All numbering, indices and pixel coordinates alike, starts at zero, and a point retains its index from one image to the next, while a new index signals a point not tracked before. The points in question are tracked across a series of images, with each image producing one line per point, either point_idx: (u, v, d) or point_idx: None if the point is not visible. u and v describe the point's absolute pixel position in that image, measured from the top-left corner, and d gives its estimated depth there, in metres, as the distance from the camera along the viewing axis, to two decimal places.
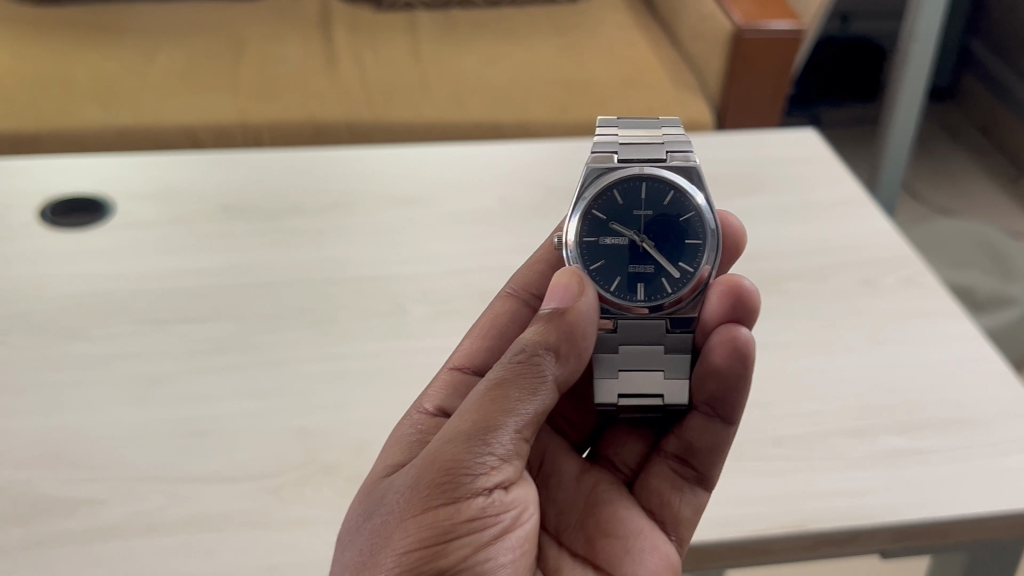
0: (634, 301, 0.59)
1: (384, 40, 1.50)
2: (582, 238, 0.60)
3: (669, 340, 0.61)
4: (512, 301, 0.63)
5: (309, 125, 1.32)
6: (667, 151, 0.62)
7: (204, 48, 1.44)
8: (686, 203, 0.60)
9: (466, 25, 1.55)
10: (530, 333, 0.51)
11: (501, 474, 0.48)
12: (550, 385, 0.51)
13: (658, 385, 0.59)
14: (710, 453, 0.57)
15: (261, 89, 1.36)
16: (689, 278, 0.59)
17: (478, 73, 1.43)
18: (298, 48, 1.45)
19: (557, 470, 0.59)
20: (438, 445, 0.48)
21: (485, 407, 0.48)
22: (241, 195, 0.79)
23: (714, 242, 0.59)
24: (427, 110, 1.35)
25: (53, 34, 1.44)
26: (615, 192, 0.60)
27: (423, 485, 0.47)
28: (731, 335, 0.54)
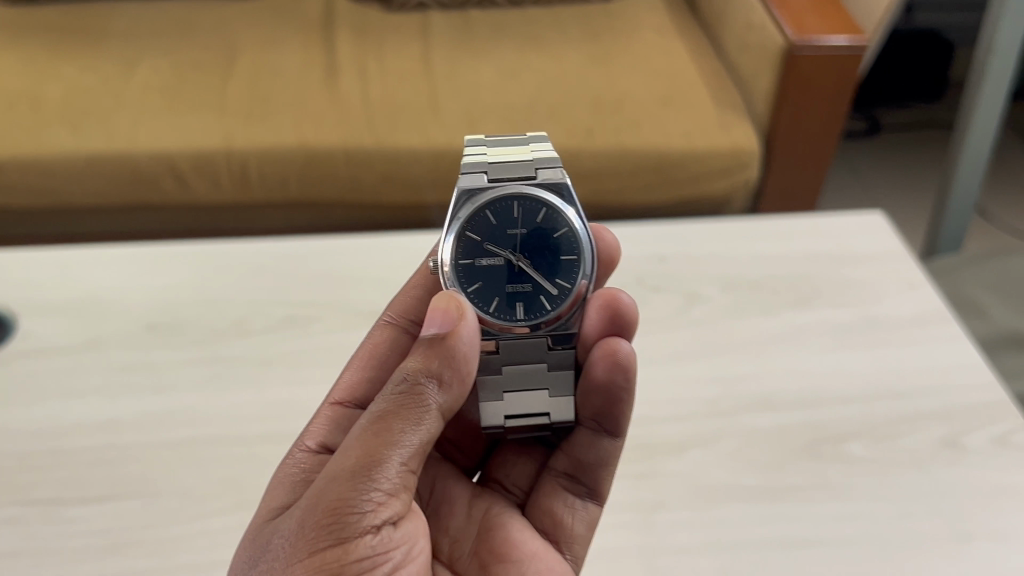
0: (515, 321, 0.65)
1: (395, 46, 1.33)
2: (459, 261, 0.64)
3: (551, 357, 0.68)
4: (392, 329, 0.70)
5: (302, 152, 1.17)
6: (536, 167, 0.69)
7: (192, 57, 1.28)
8: (559, 220, 0.66)
9: (485, 28, 1.39)
10: (411, 362, 0.54)
11: (388, 508, 0.51)
12: (433, 413, 0.54)
13: (543, 403, 0.66)
14: (596, 468, 0.64)
15: (255, 107, 1.20)
16: (567, 294, 0.65)
17: (497, 87, 1.27)
18: (297, 55, 1.29)
19: (449, 498, 0.63)
20: (325, 484, 0.50)
21: (369, 442, 0.51)
22: (171, 310, 0.80)
23: (588, 258, 0.65)
24: (436, 133, 1.19)
25: (27, 38, 1.29)
26: (486, 214, 0.65)
27: (311, 526, 0.49)
28: (609, 347, 0.62)
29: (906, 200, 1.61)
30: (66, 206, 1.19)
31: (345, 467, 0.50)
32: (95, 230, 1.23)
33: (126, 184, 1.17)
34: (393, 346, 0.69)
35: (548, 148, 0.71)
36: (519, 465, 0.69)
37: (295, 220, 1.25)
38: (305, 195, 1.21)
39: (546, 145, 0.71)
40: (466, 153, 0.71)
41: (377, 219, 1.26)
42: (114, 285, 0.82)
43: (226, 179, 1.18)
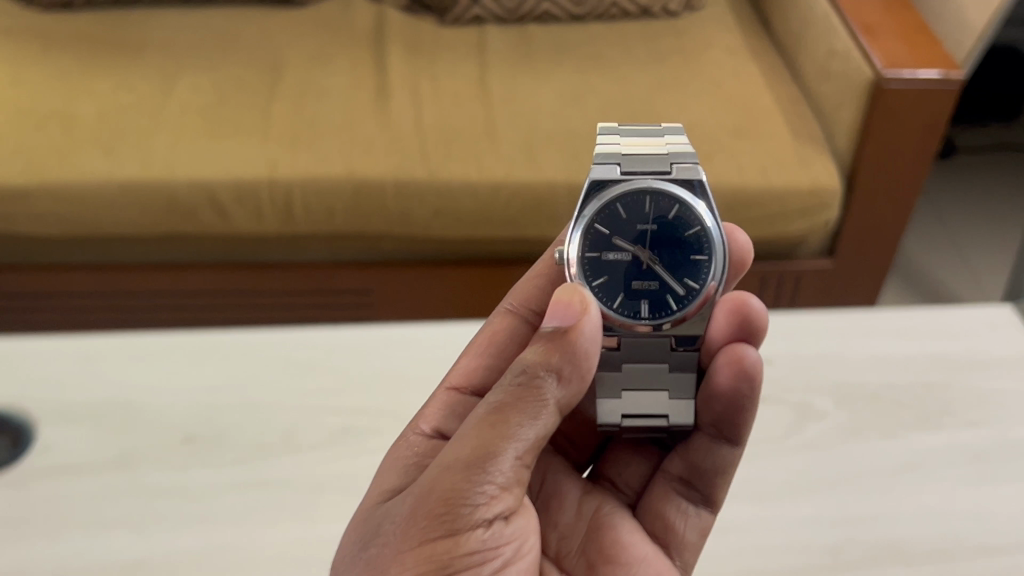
0: (638, 318, 0.68)
1: (449, 66, 1.25)
2: (587, 254, 0.68)
3: (673, 357, 0.70)
4: (512, 319, 0.73)
5: (349, 184, 1.09)
6: (671, 162, 0.70)
7: (233, 75, 1.20)
8: (690, 220, 0.68)
9: (546, 45, 1.30)
10: (532, 354, 0.56)
11: (500, 503, 0.53)
12: (551, 407, 0.56)
13: (662, 405, 0.68)
14: (712, 475, 0.67)
15: (299, 133, 1.12)
16: (694, 294, 0.68)
17: (558, 112, 1.18)
18: (346, 75, 1.21)
19: (560, 494, 0.67)
20: (439, 473, 0.53)
21: (485, 434, 0.53)
22: (209, 420, 0.76)
23: (719, 260, 0.68)
24: (492, 164, 1.11)
25: (59, 54, 1.21)
26: (617, 207, 0.69)
27: (425, 514, 0.52)
28: (736, 355, 0.65)
29: (986, 237, 1.51)
30: (96, 234, 1.11)
31: (460, 459, 0.52)
32: (125, 259, 1.14)
33: (161, 215, 1.09)
34: (512, 336, 0.73)
35: (683, 142, 0.73)
36: (632, 467, 0.72)
37: (341, 254, 1.16)
38: (352, 228, 1.12)
39: (682, 138, 0.73)
40: (599, 141, 0.73)
41: (427, 254, 1.17)
42: (145, 390, 0.78)
43: (268, 211, 1.09)
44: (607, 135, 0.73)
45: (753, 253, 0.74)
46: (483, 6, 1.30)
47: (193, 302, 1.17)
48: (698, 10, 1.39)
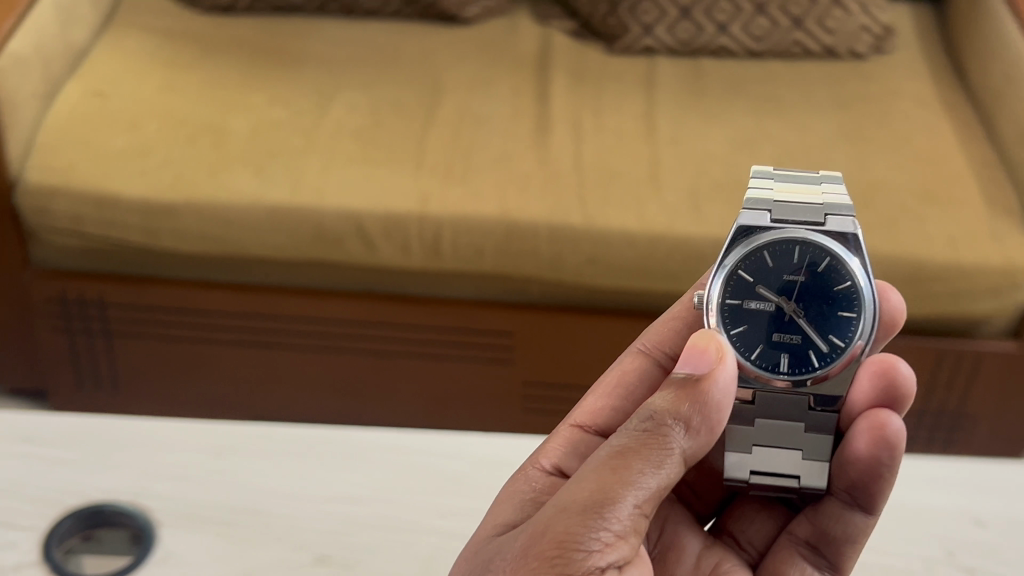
0: (775, 372, 0.67)
1: (616, 100, 1.18)
2: (727, 301, 0.68)
3: (809, 417, 0.69)
4: (642, 359, 0.72)
5: (502, 224, 1.03)
6: (826, 213, 0.68)
7: (391, 98, 1.15)
8: (842, 273, 0.67)
9: (720, 82, 1.22)
10: (661, 401, 0.56)
11: (616, 551, 0.53)
12: (676, 457, 0.55)
13: (794, 465, 0.68)
14: (841, 542, 0.66)
15: (454, 166, 1.07)
16: (839, 352, 0.66)
17: (729, 160, 1.10)
18: (506, 104, 1.16)
19: (679, 545, 0.68)
20: (556, 514, 0.53)
21: (605, 480, 0.53)
22: (343, 537, 0.70)
23: (867, 319, 0.66)
24: (656, 217, 1.03)
25: (218, 62, 1.19)
26: (765, 254, 0.68)
27: (537, 554, 0.52)
28: (877, 421, 0.63)
29: None
30: (244, 254, 1.07)
31: (579, 502, 0.52)
32: (267, 281, 1.12)
33: (307, 243, 1.05)
34: (643, 377, 0.71)
35: (839, 189, 0.70)
36: (757, 524, 0.71)
37: (485, 291, 1.10)
38: (501, 270, 1.06)
39: (838, 185, 0.71)
40: (751, 183, 0.71)
41: (572, 299, 1.10)
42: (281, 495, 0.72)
43: (416, 247, 1.05)
44: (758, 179, 0.71)
45: (905, 314, 0.71)
46: (655, 36, 1.24)
47: (328, 332, 1.12)
48: (886, 53, 1.29)
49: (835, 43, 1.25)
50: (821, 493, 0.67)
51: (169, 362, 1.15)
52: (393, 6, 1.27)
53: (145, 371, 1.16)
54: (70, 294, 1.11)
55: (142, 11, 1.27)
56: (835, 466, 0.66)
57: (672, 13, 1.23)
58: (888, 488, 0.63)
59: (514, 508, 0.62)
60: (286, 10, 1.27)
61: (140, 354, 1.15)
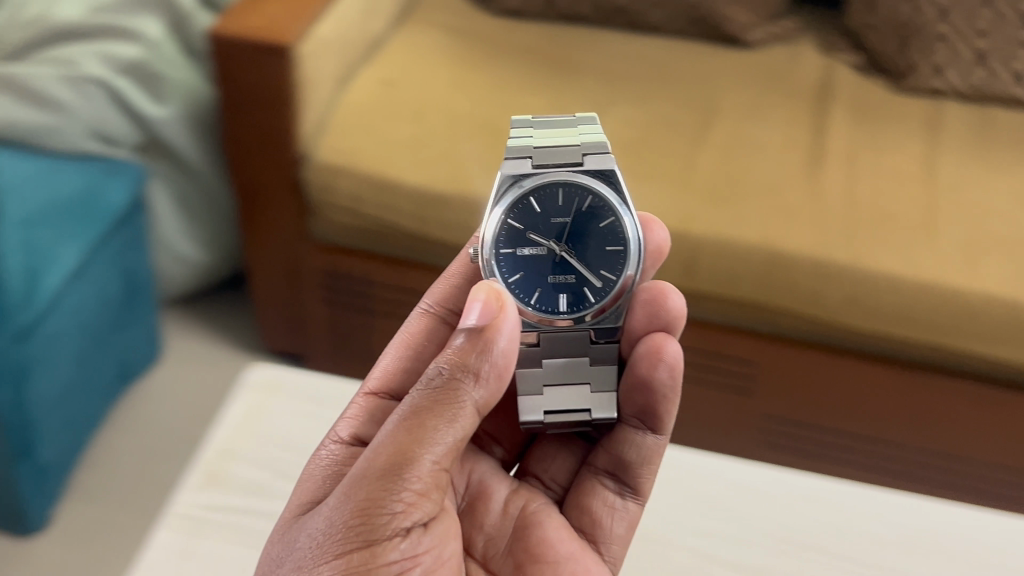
0: (556, 313, 0.70)
1: (894, 140, 1.14)
2: (500, 251, 0.69)
3: (593, 350, 0.72)
4: (429, 318, 0.72)
5: (766, 254, 1.00)
6: (583, 154, 0.72)
7: (666, 114, 1.15)
8: (606, 211, 0.70)
9: (1010, 134, 1.16)
10: (447, 357, 0.55)
11: (418, 511, 0.52)
12: (468, 409, 0.54)
13: (584, 399, 0.71)
14: (637, 465, 0.69)
15: (722, 188, 1.05)
16: (611, 286, 0.70)
17: (1007, 216, 1.04)
18: (782, 131, 1.14)
19: (487, 493, 0.68)
20: (351, 484, 0.52)
21: (400, 441, 0.52)
22: None
23: (633, 252, 0.70)
24: (925, 265, 0.99)
25: (502, 64, 1.23)
26: (530, 201, 0.70)
27: (340, 526, 0.51)
28: (657, 345, 0.66)
29: None
30: None
31: (375, 468, 0.51)
32: None
33: None
34: (431, 336, 0.71)
35: (592, 133, 0.74)
36: (558, 460, 0.74)
37: (737, 319, 1.08)
38: (756, 298, 1.04)
39: (591, 129, 0.75)
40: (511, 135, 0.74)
41: (827, 338, 1.06)
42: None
43: (672, 264, 1.04)
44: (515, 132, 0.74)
45: (670, 245, 0.74)
46: (945, 79, 1.19)
47: None
48: None
49: None
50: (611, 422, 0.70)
51: None
52: (677, 24, 1.27)
53: None
54: (341, 270, 1.19)
55: (438, 9, 1.33)
56: (621, 393, 0.70)
57: (968, 57, 1.18)
58: (672, 405, 0.67)
59: (320, 479, 0.60)
60: (574, 19, 1.30)
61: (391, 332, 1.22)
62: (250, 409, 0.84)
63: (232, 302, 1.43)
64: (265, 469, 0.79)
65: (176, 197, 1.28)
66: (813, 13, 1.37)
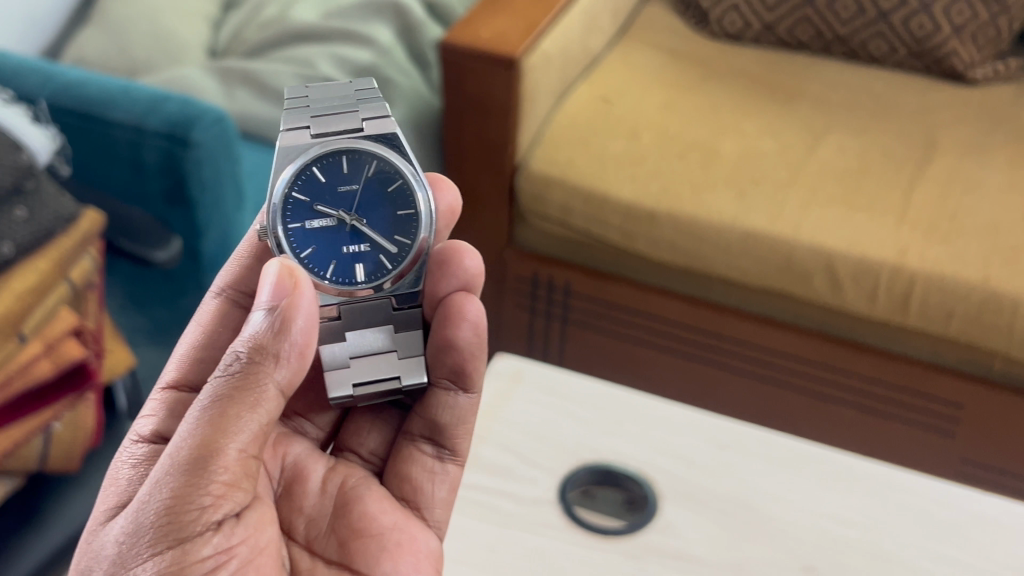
0: (355, 284, 0.69)
1: None
2: (290, 225, 0.67)
3: (396, 318, 0.73)
4: (223, 303, 0.69)
5: (981, 292, 0.98)
6: (363, 118, 0.71)
7: (882, 145, 1.15)
8: (395, 174, 0.70)
9: None
10: (243, 341, 0.53)
11: (225, 503, 0.52)
12: (271, 392, 0.53)
13: (392, 367, 0.72)
14: (451, 428, 0.72)
15: (941, 225, 1.04)
16: (407, 250, 0.70)
17: None
18: (1005, 170, 1.11)
19: (305, 472, 0.67)
20: (155, 481, 0.51)
21: (204, 433, 0.51)
22: (828, 547, 0.77)
23: (423, 213, 0.70)
24: None
25: (714, 87, 1.23)
26: (314, 171, 0.68)
27: (146, 528, 0.50)
28: (459, 306, 0.70)
29: None
30: (707, 272, 1.12)
31: (177, 464, 0.50)
32: (728, 303, 1.15)
33: (779, 272, 1.07)
34: (224, 320, 0.69)
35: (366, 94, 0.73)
36: (371, 433, 0.75)
37: (942, 356, 1.07)
38: (968, 338, 1.02)
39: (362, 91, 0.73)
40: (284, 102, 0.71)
41: None
42: (755, 494, 0.81)
43: (883, 297, 1.03)
44: (291, 99, 0.71)
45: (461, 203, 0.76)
46: None
47: (772, 363, 1.15)
48: None
49: None
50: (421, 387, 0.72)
51: (620, 354, 1.24)
52: (896, 56, 1.26)
53: (596, 356, 1.26)
54: (545, 277, 1.23)
55: (654, 30, 1.35)
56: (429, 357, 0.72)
57: None
58: (482, 364, 0.71)
59: (125, 484, 0.56)
60: (790, 47, 1.31)
61: (595, 341, 1.25)
62: (491, 400, 0.90)
63: None
64: (507, 452, 0.85)
65: None
66: None
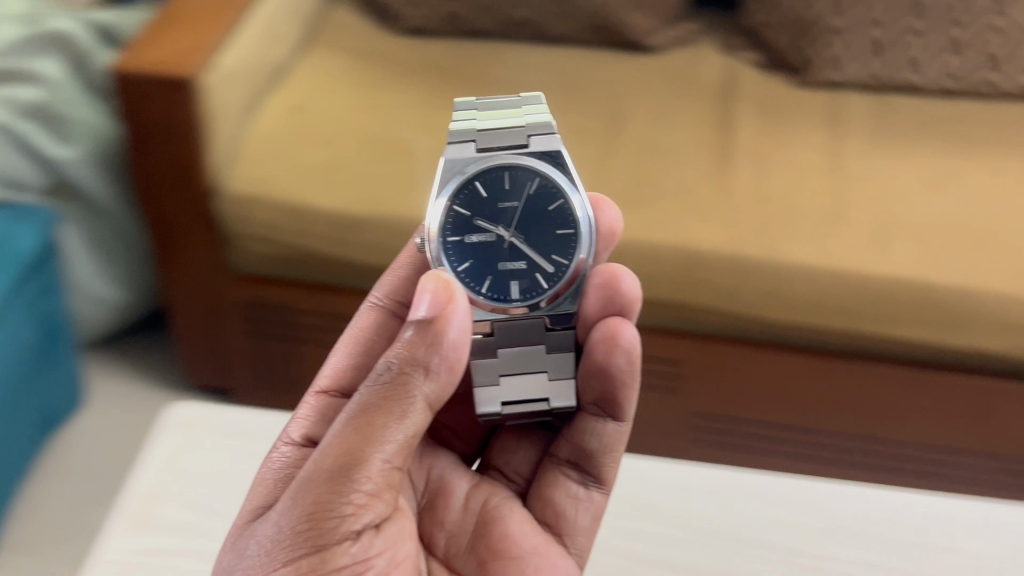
0: (510, 301, 0.71)
1: (798, 134, 1.16)
2: (448, 239, 0.71)
3: (550, 338, 0.74)
4: (380, 313, 0.74)
5: (684, 254, 1.02)
6: (529, 134, 0.74)
7: (576, 123, 1.17)
8: (557, 193, 0.72)
9: (910, 119, 1.19)
10: (397, 351, 0.57)
11: (368, 513, 0.55)
12: (419, 404, 0.56)
13: (542, 388, 0.73)
14: (600, 455, 0.71)
15: (638, 194, 1.07)
16: (563, 271, 0.71)
17: (912, 198, 1.07)
18: (689, 134, 1.16)
19: (449, 488, 0.70)
20: (303, 484, 0.54)
21: (349, 441, 0.54)
22: None
23: (583, 233, 0.72)
24: (835, 251, 1.01)
25: (408, 85, 1.23)
26: (477, 185, 0.72)
27: (292, 530, 0.53)
28: (611, 331, 0.69)
29: None
30: None
31: (323, 469, 0.54)
32: None
33: None
34: (379, 330, 0.73)
35: (537, 111, 0.76)
36: (521, 452, 0.76)
37: (663, 320, 1.09)
38: (676, 297, 1.05)
39: (536, 107, 0.76)
40: (454, 117, 0.76)
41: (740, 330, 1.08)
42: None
43: None
44: (459, 113, 0.76)
45: (621, 223, 0.77)
46: (844, 72, 1.22)
47: None
48: None
49: None
50: (571, 410, 0.72)
51: None
52: (579, 33, 1.30)
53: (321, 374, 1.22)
54: (259, 300, 1.18)
55: (341, 33, 1.33)
56: (580, 382, 0.72)
57: (865, 47, 1.20)
58: (632, 392, 0.69)
59: (271, 484, 0.62)
60: (480, 34, 1.32)
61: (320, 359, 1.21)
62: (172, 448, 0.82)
63: (149, 342, 1.41)
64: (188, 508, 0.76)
65: (89, 240, 1.26)
66: (711, 15, 1.39)
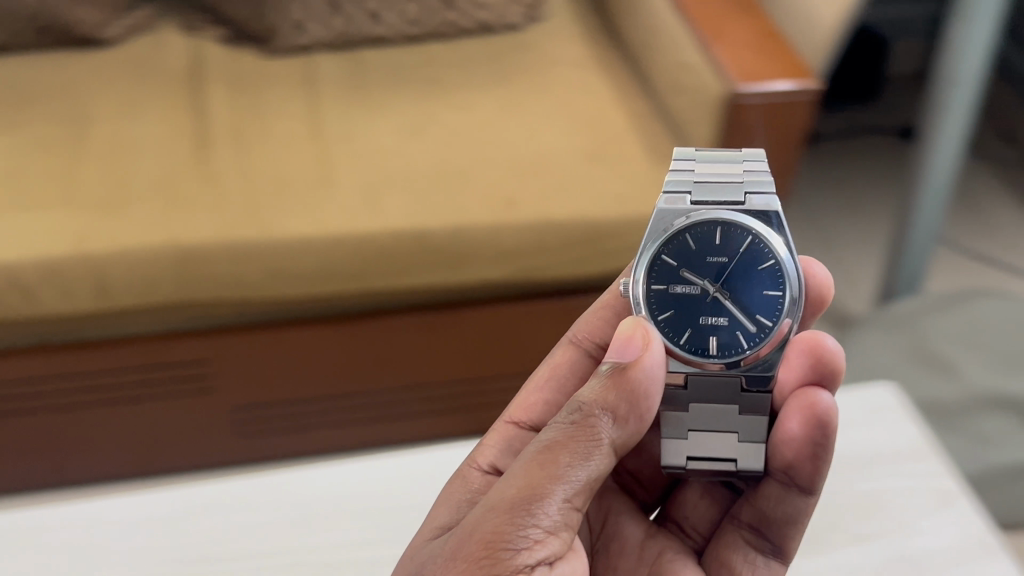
0: (706, 356, 0.65)
1: (275, 105, 1.14)
2: (652, 288, 0.65)
3: (744, 399, 0.66)
4: (573, 350, 0.71)
5: (173, 253, 0.97)
6: (746, 192, 0.67)
7: (38, 134, 1.08)
8: (767, 252, 0.65)
9: (383, 69, 1.21)
10: (593, 392, 0.55)
11: (545, 549, 0.51)
12: (606, 448, 0.53)
13: (731, 448, 0.66)
14: (784, 523, 0.64)
15: (114, 199, 1.01)
16: (768, 332, 0.64)
17: (396, 149, 1.08)
18: (162, 124, 1.11)
19: (622, 538, 0.69)
20: (485, 512, 0.51)
21: (533, 476, 0.51)
22: None
23: (791, 293, 0.64)
24: (334, 217, 1.00)
25: None
26: (687, 238, 0.66)
27: (467, 556, 0.50)
28: (807, 400, 0.60)
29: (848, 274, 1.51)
30: None
31: (508, 500, 0.50)
32: None
33: None
34: (574, 371, 0.70)
35: (761, 166, 0.69)
36: (704, 507, 0.71)
37: (172, 323, 1.04)
38: (184, 299, 1.01)
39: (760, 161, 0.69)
40: (675, 159, 0.70)
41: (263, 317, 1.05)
42: None
43: (81, 289, 0.98)
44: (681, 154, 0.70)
45: (834, 287, 0.69)
46: (310, 35, 1.21)
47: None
48: (538, 21, 1.31)
49: (487, 18, 1.25)
50: (758, 475, 0.65)
51: None
52: (26, 36, 1.20)
53: None
54: None
55: None
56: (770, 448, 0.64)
57: (322, 8, 1.20)
58: (826, 466, 0.61)
59: (444, 510, 0.62)
60: None
61: None
62: None
63: None
64: None
65: None
66: None
